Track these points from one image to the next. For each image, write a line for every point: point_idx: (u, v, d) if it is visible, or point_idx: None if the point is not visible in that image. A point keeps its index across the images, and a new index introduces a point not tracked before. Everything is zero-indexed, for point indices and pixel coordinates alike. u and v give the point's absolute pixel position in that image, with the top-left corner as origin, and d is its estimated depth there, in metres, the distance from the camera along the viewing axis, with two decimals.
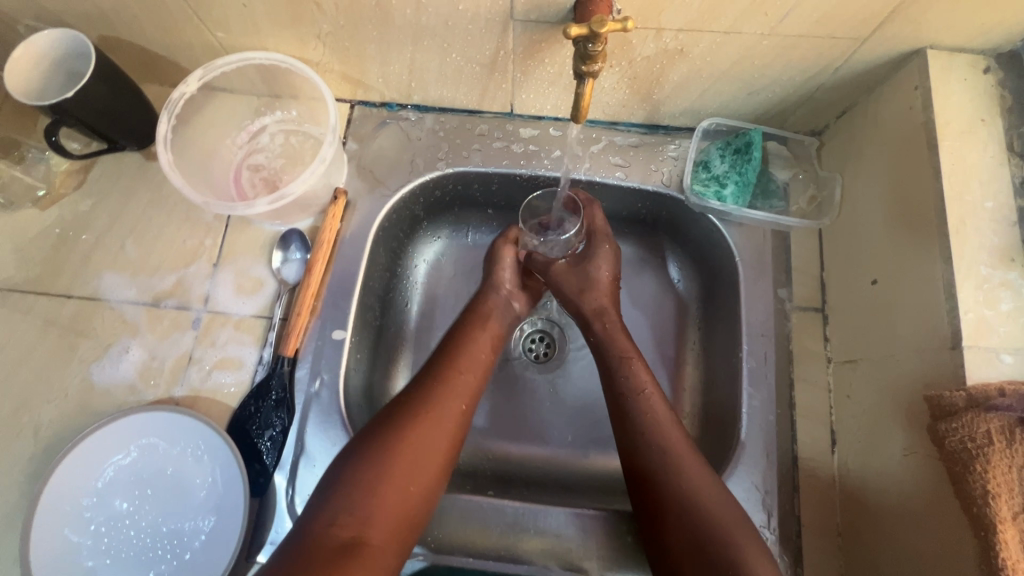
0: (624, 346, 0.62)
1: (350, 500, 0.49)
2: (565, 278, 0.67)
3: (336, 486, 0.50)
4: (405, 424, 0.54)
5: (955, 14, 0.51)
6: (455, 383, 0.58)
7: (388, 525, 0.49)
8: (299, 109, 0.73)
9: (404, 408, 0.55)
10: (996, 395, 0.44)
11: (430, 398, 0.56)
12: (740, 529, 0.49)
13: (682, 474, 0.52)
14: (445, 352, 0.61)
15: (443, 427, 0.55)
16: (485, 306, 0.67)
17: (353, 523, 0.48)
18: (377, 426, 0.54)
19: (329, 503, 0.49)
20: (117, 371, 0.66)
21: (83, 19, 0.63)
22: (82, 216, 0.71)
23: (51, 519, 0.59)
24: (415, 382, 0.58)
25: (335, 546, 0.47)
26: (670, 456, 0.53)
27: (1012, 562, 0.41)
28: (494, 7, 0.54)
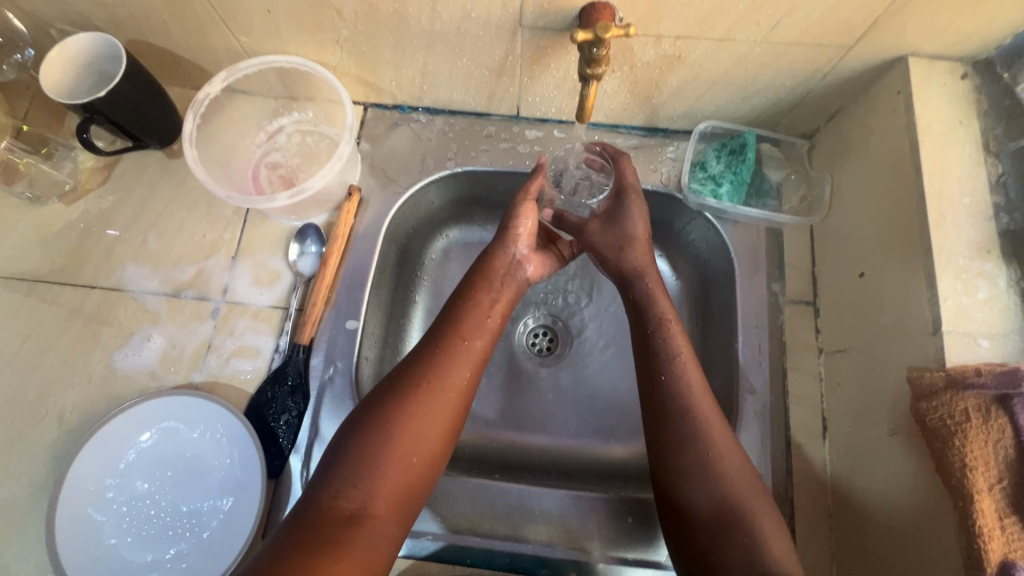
0: (662, 309, 0.62)
1: (354, 473, 0.50)
2: (599, 239, 0.68)
3: (339, 460, 0.51)
4: (409, 395, 0.54)
5: (933, 24, 0.55)
6: (460, 352, 0.58)
7: (392, 496, 0.51)
8: (315, 110, 0.76)
9: (407, 380, 0.56)
10: (972, 373, 0.46)
11: (434, 368, 0.56)
12: (760, 499, 0.51)
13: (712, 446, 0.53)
14: (449, 320, 0.61)
15: (448, 397, 0.56)
16: (500, 263, 0.66)
17: (358, 496, 0.49)
18: (380, 398, 0.55)
19: (334, 476, 0.50)
20: (139, 358, 0.69)
21: (113, 24, 0.67)
22: (106, 211, 0.75)
23: (75, 499, 0.61)
24: (418, 352, 0.58)
25: (340, 518, 0.48)
26: (701, 427, 0.54)
27: (988, 529, 0.44)
28: (505, 14, 0.58)
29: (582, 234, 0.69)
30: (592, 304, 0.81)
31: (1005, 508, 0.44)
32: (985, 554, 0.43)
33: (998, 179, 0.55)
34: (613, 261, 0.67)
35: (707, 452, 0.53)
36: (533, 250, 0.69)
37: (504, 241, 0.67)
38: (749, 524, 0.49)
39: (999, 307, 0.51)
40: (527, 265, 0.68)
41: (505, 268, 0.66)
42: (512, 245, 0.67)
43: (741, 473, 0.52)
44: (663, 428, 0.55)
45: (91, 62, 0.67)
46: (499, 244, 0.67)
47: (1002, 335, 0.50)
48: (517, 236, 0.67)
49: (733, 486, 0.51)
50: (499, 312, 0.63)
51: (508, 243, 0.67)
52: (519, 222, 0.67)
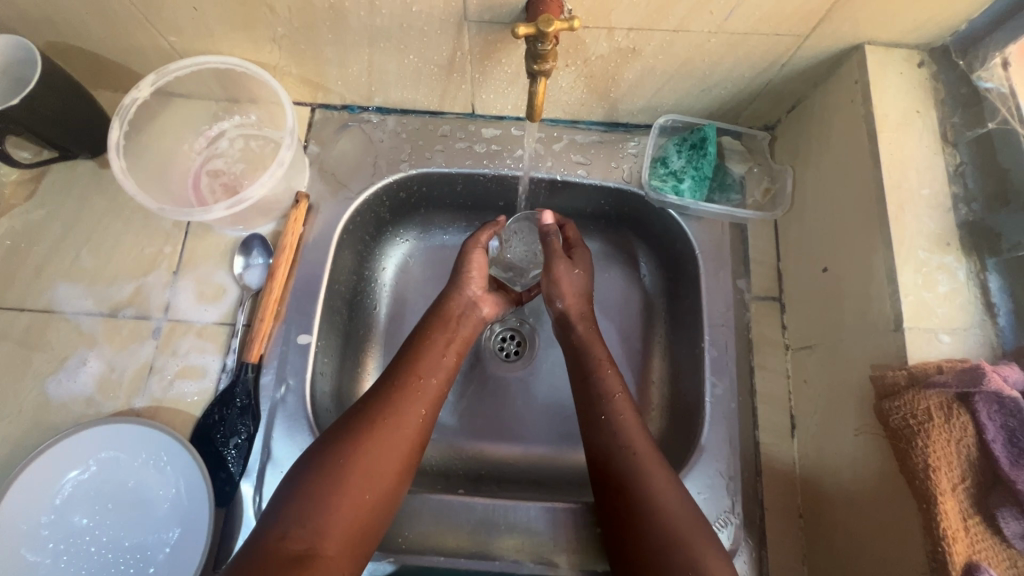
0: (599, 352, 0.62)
1: (303, 511, 0.48)
2: (563, 281, 0.65)
3: (287, 498, 0.49)
4: (362, 431, 0.52)
5: (888, 12, 0.53)
6: (415, 388, 0.57)
7: (343, 534, 0.48)
8: (259, 113, 0.72)
9: (360, 416, 0.54)
10: (935, 372, 0.45)
11: (389, 404, 0.55)
12: (703, 536, 0.49)
13: (653, 485, 0.52)
14: (405, 359, 0.59)
15: (403, 434, 0.54)
16: (455, 306, 0.65)
17: (307, 534, 0.47)
18: (333, 434, 0.53)
19: (281, 515, 0.48)
20: (75, 383, 0.64)
21: (28, 24, 0.62)
22: (34, 226, 0.70)
23: (7, 539, 0.57)
24: (375, 388, 0.57)
25: (286, 560, 0.45)
26: (641, 466, 0.53)
27: (952, 531, 0.43)
28: (448, 7, 0.55)
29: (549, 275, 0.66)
30: None
31: (969, 509, 0.44)
32: (949, 557, 0.42)
33: (956, 169, 0.55)
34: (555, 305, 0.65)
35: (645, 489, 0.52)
36: (488, 291, 0.68)
37: (457, 283, 0.66)
38: (689, 561, 0.47)
39: (960, 301, 0.50)
40: (482, 306, 0.67)
41: (460, 309, 0.65)
42: (466, 286, 0.66)
43: (681, 509, 0.51)
44: (607, 466, 0.55)
45: (6, 67, 0.62)
46: (454, 286, 0.66)
47: (963, 329, 0.49)
48: (470, 278, 0.67)
49: (677, 524, 0.50)
50: (455, 350, 0.62)
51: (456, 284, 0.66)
52: (470, 266, 0.67)
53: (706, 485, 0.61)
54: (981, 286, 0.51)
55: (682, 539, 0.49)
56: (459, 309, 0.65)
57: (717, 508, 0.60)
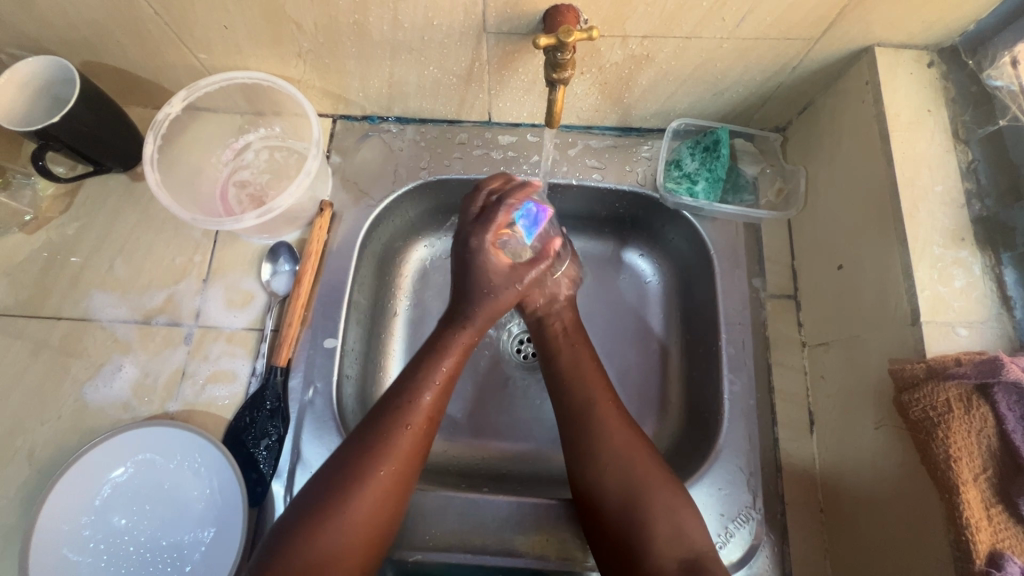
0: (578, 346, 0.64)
1: (302, 562, 0.47)
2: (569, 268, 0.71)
3: (285, 547, 0.47)
4: (359, 475, 0.50)
5: (897, 14, 0.54)
6: (409, 417, 0.54)
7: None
8: (282, 125, 0.75)
9: (358, 456, 0.51)
10: (953, 364, 0.46)
11: (385, 440, 0.52)
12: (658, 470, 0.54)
13: (631, 455, 0.54)
14: (404, 379, 0.56)
15: (398, 464, 0.52)
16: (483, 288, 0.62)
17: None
18: (331, 475, 0.51)
19: (280, 566, 0.47)
20: (111, 388, 0.67)
21: (66, 45, 0.65)
22: (70, 238, 0.72)
23: (49, 539, 0.59)
24: (373, 417, 0.54)
25: None
26: (619, 440, 0.55)
27: (976, 520, 0.43)
28: (468, 20, 0.57)
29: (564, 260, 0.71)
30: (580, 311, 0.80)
31: (990, 498, 0.44)
32: (974, 546, 0.43)
33: (969, 166, 0.56)
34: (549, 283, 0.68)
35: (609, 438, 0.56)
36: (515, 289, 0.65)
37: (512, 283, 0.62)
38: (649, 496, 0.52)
39: (976, 295, 0.51)
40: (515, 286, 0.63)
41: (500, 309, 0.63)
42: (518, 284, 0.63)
43: (657, 472, 0.54)
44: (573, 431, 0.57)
45: (45, 86, 0.65)
46: (502, 281, 0.62)
47: (980, 323, 0.50)
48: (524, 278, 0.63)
49: (652, 489, 0.52)
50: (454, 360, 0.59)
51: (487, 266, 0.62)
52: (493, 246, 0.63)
53: (727, 481, 0.62)
54: (997, 280, 0.52)
55: (658, 499, 0.52)
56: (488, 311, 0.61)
57: (738, 503, 0.61)
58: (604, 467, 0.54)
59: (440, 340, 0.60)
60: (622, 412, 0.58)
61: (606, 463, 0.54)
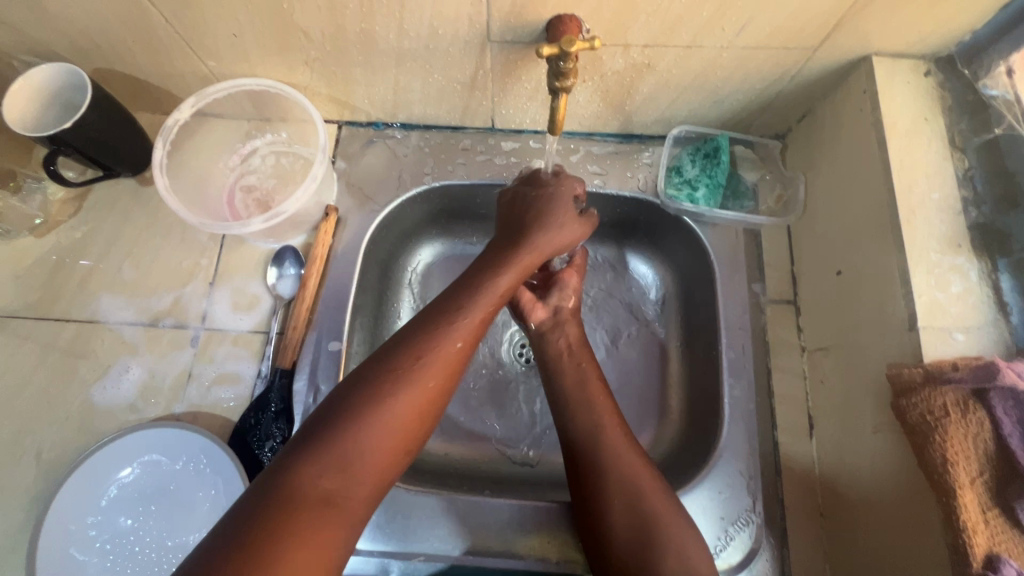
0: (583, 366, 0.63)
1: (336, 456, 0.45)
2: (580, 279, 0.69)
3: (320, 436, 0.45)
4: (404, 375, 0.49)
5: (895, 24, 0.55)
6: (462, 325, 0.53)
7: (371, 481, 0.46)
8: (289, 131, 0.76)
9: (402, 354, 0.50)
10: (950, 369, 0.47)
11: (433, 345, 0.51)
12: (668, 507, 0.53)
13: (638, 480, 0.54)
14: (459, 290, 0.55)
15: (443, 372, 0.50)
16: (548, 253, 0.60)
17: (338, 481, 0.44)
18: (371, 369, 0.49)
19: (313, 455, 0.44)
20: (119, 390, 0.67)
21: (79, 53, 0.66)
22: (79, 242, 0.73)
23: (56, 539, 0.60)
24: (416, 323, 0.53)
25: (313, 500, 0.43)
26: (630, 470, 0.54)
27: (972, 523, 0.44)
28: (472, 29, 0.58)
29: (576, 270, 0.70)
30: None
31: (987, 502, 0.45)
32: (971, 548, 0.44)
33: (966, 173, 0.56)
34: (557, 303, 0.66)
35: (620, 470, 0.54)
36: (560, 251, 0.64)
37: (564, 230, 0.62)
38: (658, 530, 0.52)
39: (973, 300, 0.52)
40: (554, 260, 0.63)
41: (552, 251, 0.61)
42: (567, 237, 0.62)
43: (665, 502, 0.53)
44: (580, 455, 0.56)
45: (57, 92, 0.66)
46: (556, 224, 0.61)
47: (977, 328, 0.51)
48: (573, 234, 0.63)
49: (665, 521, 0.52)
50: (514, 274, 0.57)
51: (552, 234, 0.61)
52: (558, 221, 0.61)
53: (726, 485, 0.62)
54: (994, 286, 0.52)
55: (666, 528, 0.52)
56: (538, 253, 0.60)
57: (738, 506, 0.61)
58: (613, 493, 0.53)
59: (498, 256, 0.58)
60: (629, 438, 0.57)
61: (614, 489, 0.54)
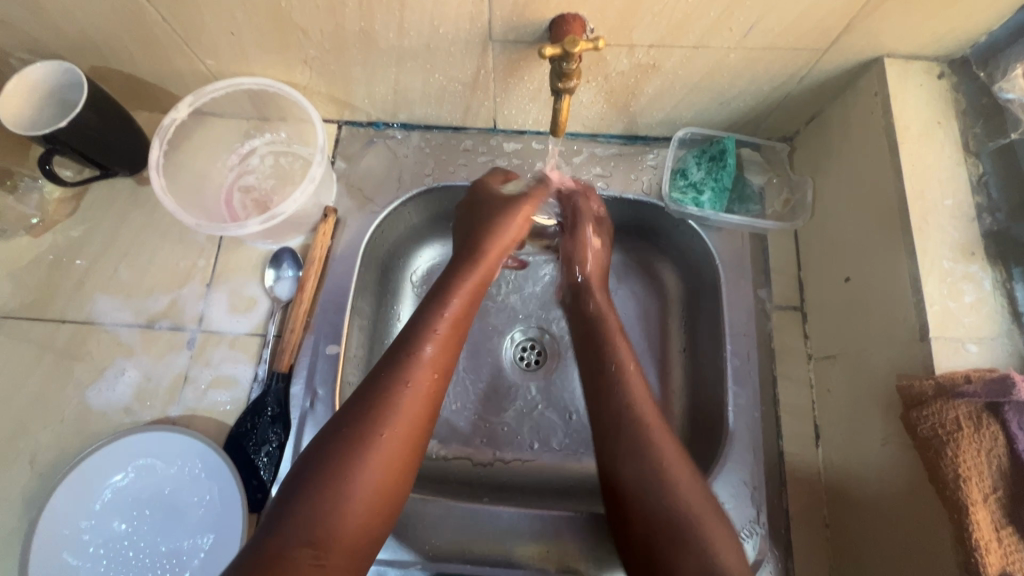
0: (621, 356, 0.60)
1: (304, 516, 0.45)
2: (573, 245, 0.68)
3: (292, 500, 0.45)
4: (364, 427, 0.49)
5: (909, 25, 0.54)
6: (419, 371, 0.53)
7: (349, 538, 0.46)
8: (288, 130, 0.75)
9: (362, 408, 0.50)
10: (963, 382, 0.45)
11: (389, 394, 0.51)
12: (712, 514, 0.49)
13: (674, 474, 0.51)
14: (412, 333, 0.56)
15: (409, 424, 0.51)
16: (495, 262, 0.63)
17: (312, 539, 0.44)
18: (337, 428, 0.49)
19: (283, 521, 0.44)
20: (114, 393, 0.67)
21: (75, 50, 0.65)
22: (75, 242, 0.73)
23: (50, 544, 0.59)
24: (375, 374, 0.53)
25: (290, 566, 0.43)
26: (666, 462, 0.51)
27: (985, 542, 0.43)
28: (474, 28, 0.57)
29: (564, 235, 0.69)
30: None
31: (1000, 519, 0.44)
32: (984, 568, 0.42)
33: (979, 179, 0.55)
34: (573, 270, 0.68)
35: (653, 460, 0.52)
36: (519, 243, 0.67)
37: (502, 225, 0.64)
38: (694, 525, 0.48)
39: (986, 310, 0.50)
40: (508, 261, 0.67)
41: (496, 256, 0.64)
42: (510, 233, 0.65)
43: (703, 502, 0.50)
44: (612, 446, 0.54)
45: (53, 90, 0.65)
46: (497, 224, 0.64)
47: (990, 339, 0.49)
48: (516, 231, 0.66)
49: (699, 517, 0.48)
50: (464, 309, 0.59)
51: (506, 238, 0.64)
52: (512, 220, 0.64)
53: (731, 495, 0.60)
54: (1008, 295, 0.51)
55: (699, 527, 0.48)
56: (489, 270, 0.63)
57: (743, 517, 0.59)
58: (637, 484, 0.51)
59: (448, 291, 0.60)
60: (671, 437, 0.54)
61: (638, 480, 0.51)
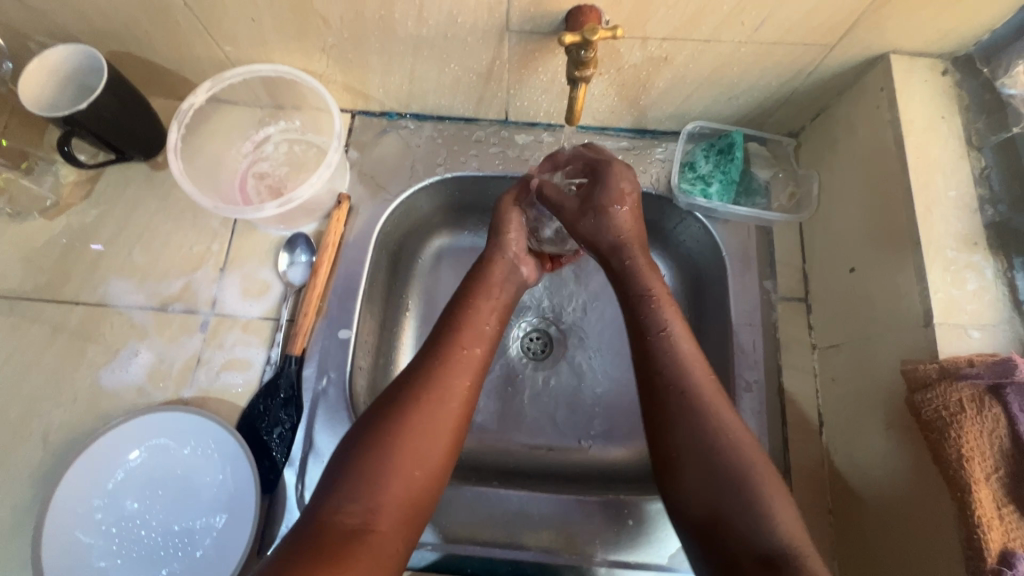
0: (664, 320, 0.55)
1: (355, 486, 0.47)
2: (577, 225, 0.63)
3: (339, 474, 0.48)
4: (404, 411, 0.51)
5: (914, 22, 0.55)
6: (459, 359, 0.56)
7: (397, 510, 0.48)
8: (302, 119, 0.76)
9: (406, 390, 0.53)
10: (965, 365, 0.47)
11: (435, 377, 0.54)
12: (770, 477, 0.47)
13: (731, 440, 0.48)
14: (449, 326, 0.59)
15: (449, 407, 0.53)
16: (499, 268, 0.64)
17: (360, 509, 0.47)
18: (380, 408, 0.52)
19: (333, 489, 0.48)
20: (127, 373, 0.67)
21: (94, 34, 0.66)
22: (89, 225, 0.73)
23: (62, 521, 0.59)
24: (418, 361, 0.56)
25: (339, 534, 0.45)
26: (710, 432, 0.49)
27: (987, 519, 0.44)
28: (492, 18, 0.58)
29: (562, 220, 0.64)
30: (592, 310, 0.81)
31: (1002, 498, 0.45)
32: (985, 543, 0.43)
33: (982, 172, 0.56)
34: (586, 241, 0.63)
35: (706, 432, 0.49)
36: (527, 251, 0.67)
37: (498, 247, 0.66)
38: (751, 495, 0.46)
39: (988, 298, 0.52)
40: (522, 266, 0.66)
41: (504, 274, 0.64)
42: (506, 248, 0.66)
43: (757, 463, 0.47)
44: (659, 406, 0.51)
45: (72, 74, 0.66)
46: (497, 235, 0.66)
47: (992, 325, 0.51)
48: (510, 239, 0.66)
49: (747, 483, 0.46)
50: (498, 314, 0.62)
51: (509, 248, 0.65)
52: (509, 224, 0.66)
53: None
54: (1009, 283, 0.52)
55: (754, 486, 0.46)
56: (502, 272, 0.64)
57: None
58: (686, 450, 0.49)
59: (474, 290, 0.62)
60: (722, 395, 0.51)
61: (687, 447, 0.49)
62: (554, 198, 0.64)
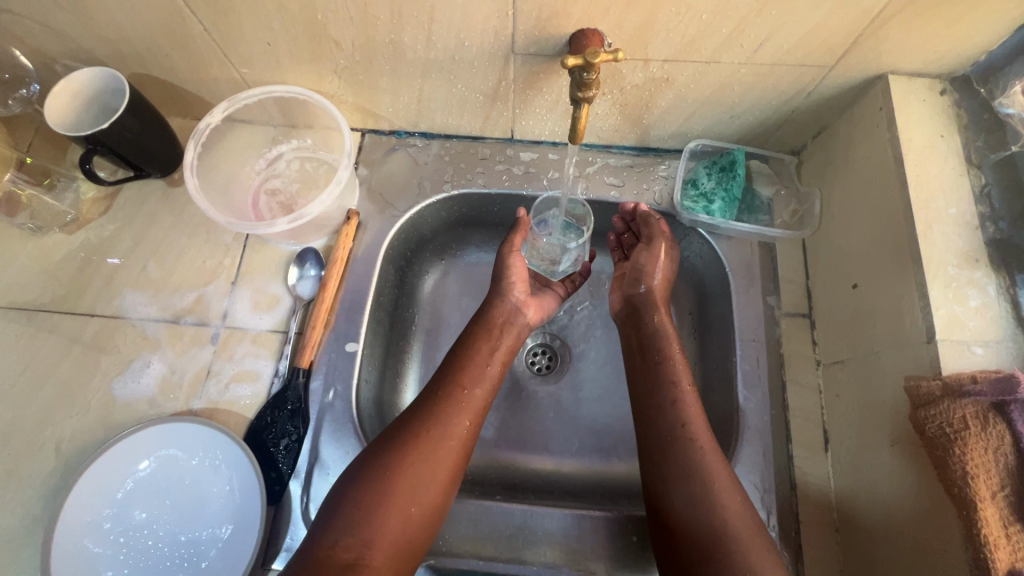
0: (676, 373, 0.62)
1: (352, 521, 0.50)
2: (648, 266, 0.70)
3: (337, 509, 0.51)
4: (403, 450, 0.53)
5: (912, 43, 0.57)
6: (460, 401, 0.58)
7: (392, 546, 0.50)
8: (314, 137, 0.78)
9: (406, 427, 0.55)
10: (968, 381, 0.47)
11: (435, 414, 0.56)
12: (757, 538, 0.52)
13: (726, 504, 0.53)
14: (452, 366, 0.61)
15: (448, 445, 0.55)
16: (498, 314, 0.67)
17: (355, 544, 0.49)
18: (380, 446, 0.54)
19: (333, 523, 0.50)
20: (139, 384, 0.68)
21: (118, 58, 0.69)
22: (107, 239, 0.75)
23: (71, 531, 0.60)
24: (420, 398, 0.58)
25: (335, 568, 0.47)
26: (702, 484, 0.54)
27: (994, 539, 0.43)
28: (498, 42, 0.60)
29: (645, 257, 0.70)
30: (595, 325, 0.81)
31: (1009, 516, 0.44)
32: (993, 563, 0.43)
33: (982, 190, 0.57)
34: (644, 283, 0.70)
35: (700, 487, 0.54)
36: (529, 295, 0.71)
37: (500, 291, 0.69)
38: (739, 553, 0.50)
39: (991, 315, 0.52)
40: (526, 310, 0.69)
41: (504, 316, 0.67)
42: (509, 292, 0.69)
43: (748, 524, 0.52)
44: (665, 453, 0.57)
45: (95, 95, 0.69)
46: (500, 282, 0.69)
47: (996, 342, 0.51)
48: (511, 284, 0.69)
49: (737, 538, 0.51)
50: (500, 358, 0.64)
51: (510, 294, 0.69)
52: (511, 272, 0.69)
53: None
54: (1012, 300, 0.52)
55: (744, 548, 0.51)
56: (504, 316, 0.67)
57: None
58: (681, 499, 0.54)
59: (473, 334, 0.65)
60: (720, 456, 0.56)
61: (685, 499, 0.54)
62: (651, 233, 0.71)
